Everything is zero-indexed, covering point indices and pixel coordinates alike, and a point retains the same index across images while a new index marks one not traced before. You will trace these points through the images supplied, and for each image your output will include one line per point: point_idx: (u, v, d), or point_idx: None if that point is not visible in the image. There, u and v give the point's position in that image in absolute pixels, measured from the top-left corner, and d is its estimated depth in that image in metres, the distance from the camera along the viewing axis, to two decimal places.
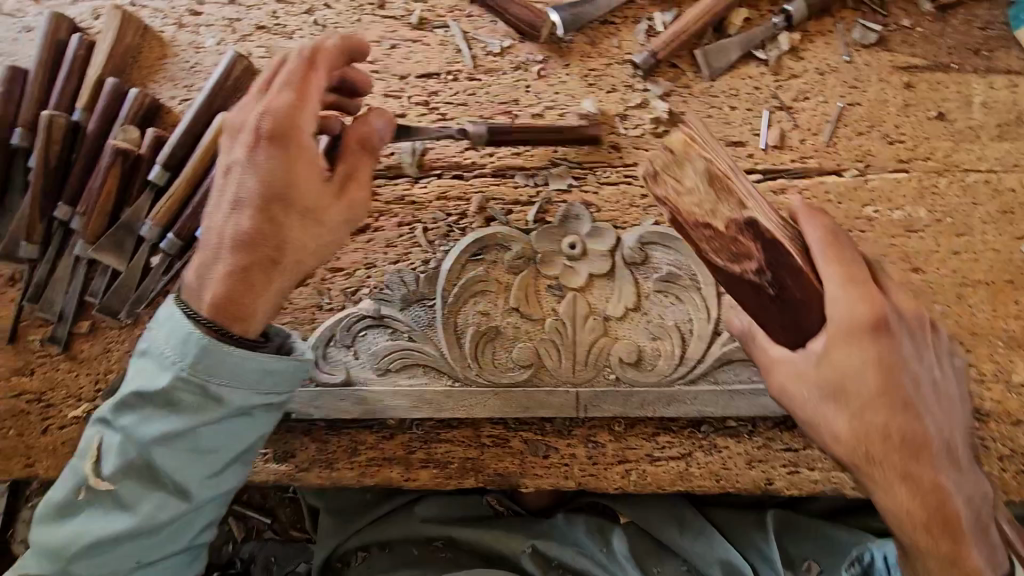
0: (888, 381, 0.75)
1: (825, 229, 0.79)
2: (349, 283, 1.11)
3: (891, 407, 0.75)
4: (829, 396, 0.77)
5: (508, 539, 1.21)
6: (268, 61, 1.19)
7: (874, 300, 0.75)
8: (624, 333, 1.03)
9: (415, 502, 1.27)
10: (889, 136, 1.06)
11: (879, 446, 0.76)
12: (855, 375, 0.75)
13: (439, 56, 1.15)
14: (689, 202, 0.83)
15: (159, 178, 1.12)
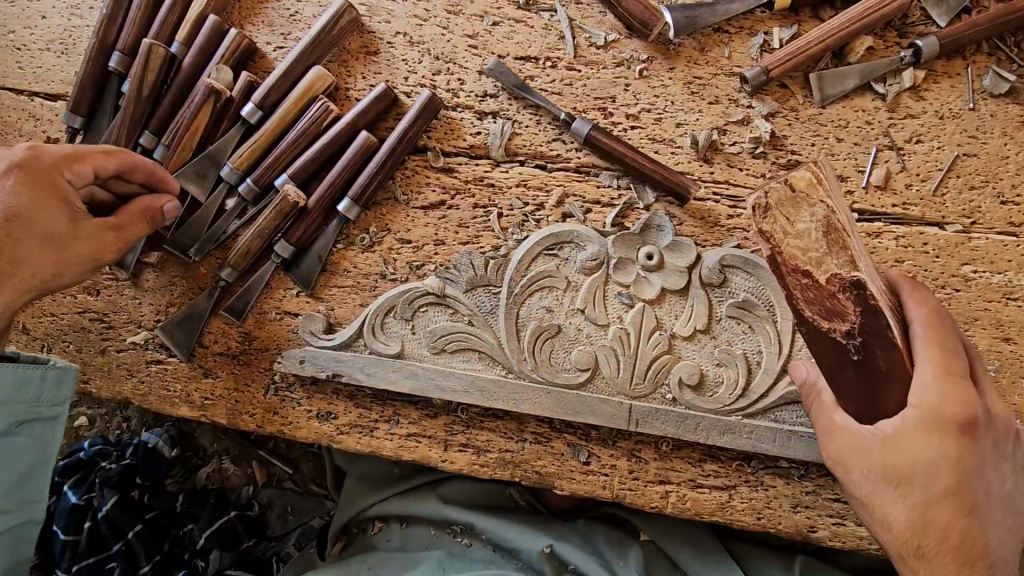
0: (961, 481, 0.75)
1: (930, 313, 0.80)
2: (417, 257, 1.11)
3: (955, 507, 0.75)
4: (895, 480, 0.77)
5: (525, 535, 1.19)
6: (368, 20, 1.17)
7: (966, 399, 0.75)
8: (688, 353, 1.00)
9: (439, 483, 1.27)
10: (1002, 196, 1.00)
11: (934, 541, 0.76)
12: (927, 467, 0.75)
13: (540, 40, 1.12)
14: (795, 246, 0.81)
15: (250, 118, 1.13)
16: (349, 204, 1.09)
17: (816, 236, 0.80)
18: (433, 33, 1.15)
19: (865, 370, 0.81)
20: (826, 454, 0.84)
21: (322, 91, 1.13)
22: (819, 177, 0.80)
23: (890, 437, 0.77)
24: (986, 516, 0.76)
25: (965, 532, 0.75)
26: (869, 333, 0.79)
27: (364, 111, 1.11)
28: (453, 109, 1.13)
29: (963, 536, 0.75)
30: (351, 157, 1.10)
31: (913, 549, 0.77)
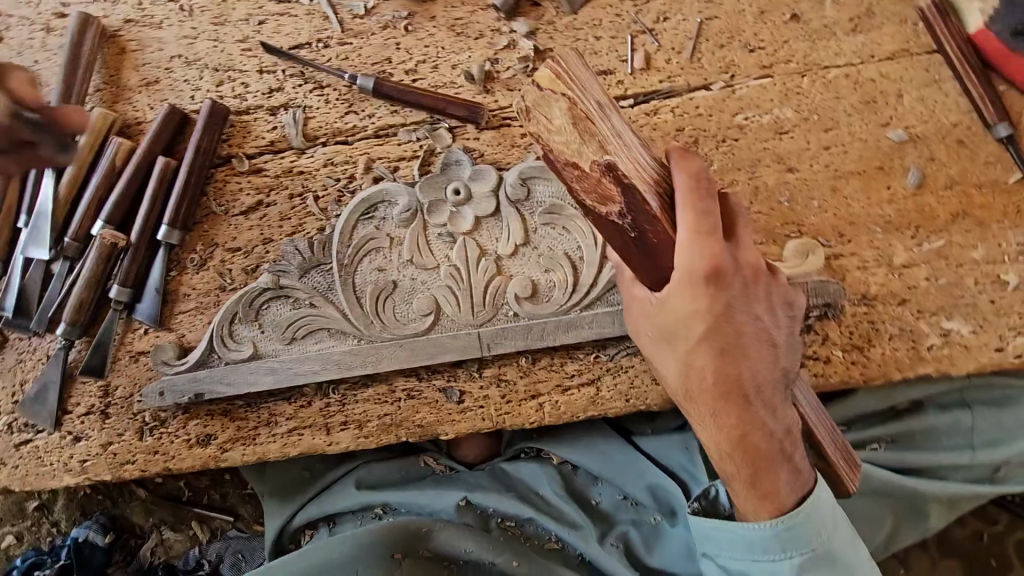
0: (711, 327, 0.85)
1: (689, 177, 0.84)
2: (249, 261, 1.12)
3: (711, 350, 0.86)
4: (665, 336, 0.88)
5: (442, 494, 1.23)
6: (141, 53, 1.19)
7: (713, 254, 0.83)
8: (516, 269, 1.05)
9: (356, 472, 1.28)
10: (749, 46, 1.08)
11: (697, 382, 0.87)
12: (682, 320, 0.85)
13: (307, 26, 1.16)
14: (557, 141, 0.80)
15: None
16: (168, 230, 1.10)
17: (569, 130, 0.80)
18: (205, 48, 1.17)
19: (643, 245, 0.85)
20: (629, 322, 0.95)
21: (110, 130, 1.15)
22: (560, 70, 0.79)
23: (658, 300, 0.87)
24: (740, 355, 0.86)
25: (726, 370, 0.86)
26: (635, 210, 0.82)
27: (156, 134, 1.12)
28: (246, 113, 1.16)
29: (720, 376, 0.86)
30: (156, 183, 1.11)
31: (685, 394, 0.89)
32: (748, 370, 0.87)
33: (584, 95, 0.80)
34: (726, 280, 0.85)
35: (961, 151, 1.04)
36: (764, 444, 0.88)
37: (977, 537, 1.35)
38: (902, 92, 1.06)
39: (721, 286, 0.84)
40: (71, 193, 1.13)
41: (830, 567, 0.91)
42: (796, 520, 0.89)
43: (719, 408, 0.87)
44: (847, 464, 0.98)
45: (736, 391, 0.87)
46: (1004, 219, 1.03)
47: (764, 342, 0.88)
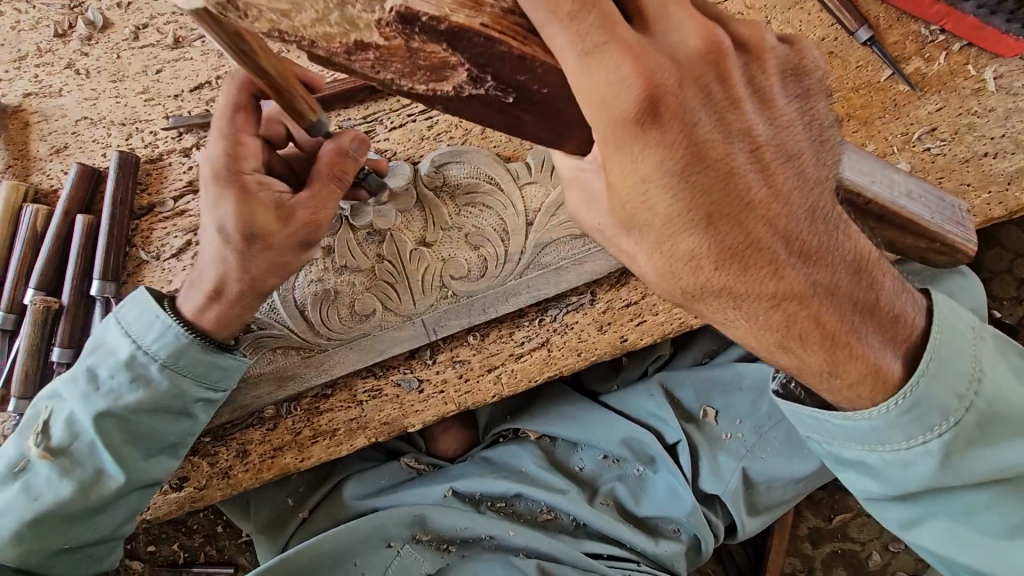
0: (684, 189, 0.62)
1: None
2: None
3: (692, 224, 0.63)
4: (636, 190, 0.62)
5: (427, 488, 1.25)
6: (46, 124, 1.20)
7: (634, 65, 0.56)
8: (448, 252, 1.08)
9: (341, 486, 1.28)
10: None
11: (686, 274, 0.66)
12: (639, 186, 0.61)
13: (205, 65, 1.19)
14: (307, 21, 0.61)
15: None
16: (100, 284, 1.11)
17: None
18: (107, 105, 1.19)
19: (529, 105, 0.64)
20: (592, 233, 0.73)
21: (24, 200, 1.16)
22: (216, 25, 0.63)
23: (609, 155, 0.61)
24: (729, 218, 0.64)
25: (708, 233, 0.64)
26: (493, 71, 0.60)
27: (72, 196, 1.14)
28: (160, 160, 1.18)
29: (715, 244, 0.64)
30: (81, 242, 1.13)
31: (673, 289, 0.69)
32: (762, 226, 0.65)
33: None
34: (670, 94, 0.58)
35: (833, 61, 1.11)
36: (840, 319, 0.70)
37: None
38: (770, 18, 1.13)
39: (665, 108, 0.58)
40: None
41: (984, 435, 0.76)
42: (919, 396, 0.73)
43: (742, 285, 0.67)
44: (915, 301, 0.76)
45: (743, 254, 0.65)
46: (885, 113, 1.10)
47: (769, 187, 0.65)
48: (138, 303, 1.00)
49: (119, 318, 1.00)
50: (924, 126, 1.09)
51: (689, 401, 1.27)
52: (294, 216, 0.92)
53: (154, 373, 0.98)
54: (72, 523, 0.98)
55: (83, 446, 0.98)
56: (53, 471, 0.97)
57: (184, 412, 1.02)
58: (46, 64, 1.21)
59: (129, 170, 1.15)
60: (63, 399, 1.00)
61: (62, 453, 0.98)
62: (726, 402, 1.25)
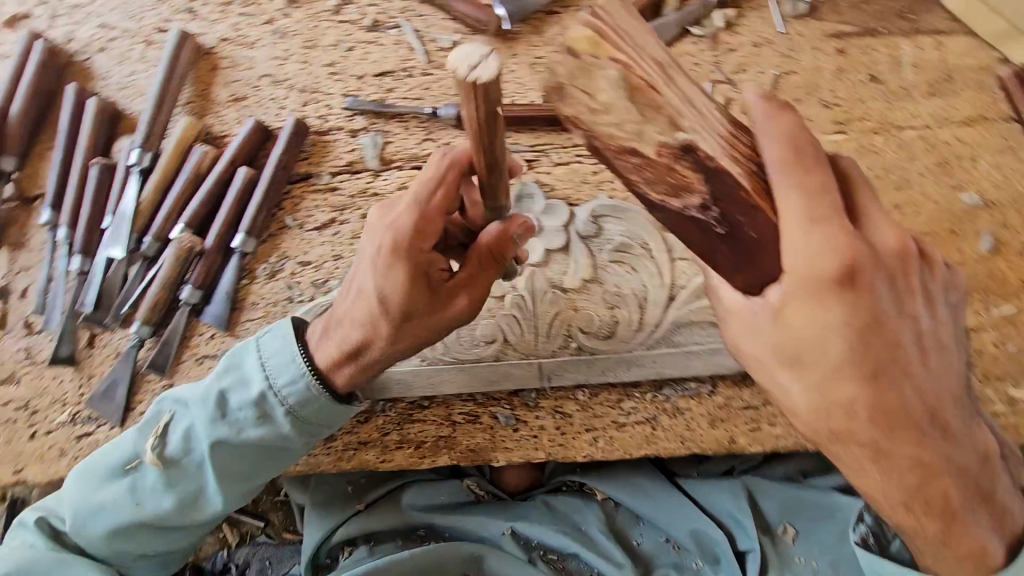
0: (860, 345, 0.69)
1: (783, 146, 0.68)
2: (319, 274, 1.16)
3: (857, 376, 0.70)
4: (812, 339, 0.69)
5: (486, 521, 1.25)
6: (232, 70, 1.24)
7: (841, 248, 0.67)
8: (581, 304, 1.07)
9: (403, 491, 1.29)
10: (826, 101, 1.11)
11: (833, 415, 0.72)
12: (817, 334, 0.68)
13: (394, 55, 1.21)
14: (607, 122, 0.67)
15: (143, 159, 1.18)
16: (244, 239, 1.15)
17: (621, 99, 0.66)
18: (293, 69, 1.23)
19: (731, 240, 0.71)
20: (740, 357, 0.78)
21: (197, 138, 1.21)
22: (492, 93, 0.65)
23: (789, 300, 0.69)
24: (892, 379, 0.71)
25: (874, 390, 0.71)
26: (723, 200, 0.69)
27: (241, 146, 1.18)
28: (327, 134, 1.20)
29: (873, 401, 0.71)
30: (237, 193, 1.16)
31: (828, 427, 0.73)
32: (913, 396, 0.73)
33: (638, 53, 0.67)
34: (867, 272, 0.68)
35: None
36: (959, 497, 0.76)
37: None
38: (977, 157, 1.07)
39: (860, 281, 0.68)
40: (152, 198, 1.18)
41: None
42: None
43: (886, 443, 0.73)
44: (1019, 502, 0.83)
45: (899, 416, 0.71)
46: None
47: (924, 365, 0.74)
48: (277, 338, 0.99)
49: (256, 348, 1.00)
50: None
51: (771, 514, 1.20)
52: (456, 297, 0.91)
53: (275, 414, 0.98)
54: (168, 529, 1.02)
55: (192, 466, 0.99)
56: (162, 484, 0.99)
57: (290, 449, 1.02)
58: (250, 16, 1.26)
59: (297, 139, 1.18)
60: (185, 411, 1.01)
61: (174, 469, 0.99)
62: (809, 527, 1.18)
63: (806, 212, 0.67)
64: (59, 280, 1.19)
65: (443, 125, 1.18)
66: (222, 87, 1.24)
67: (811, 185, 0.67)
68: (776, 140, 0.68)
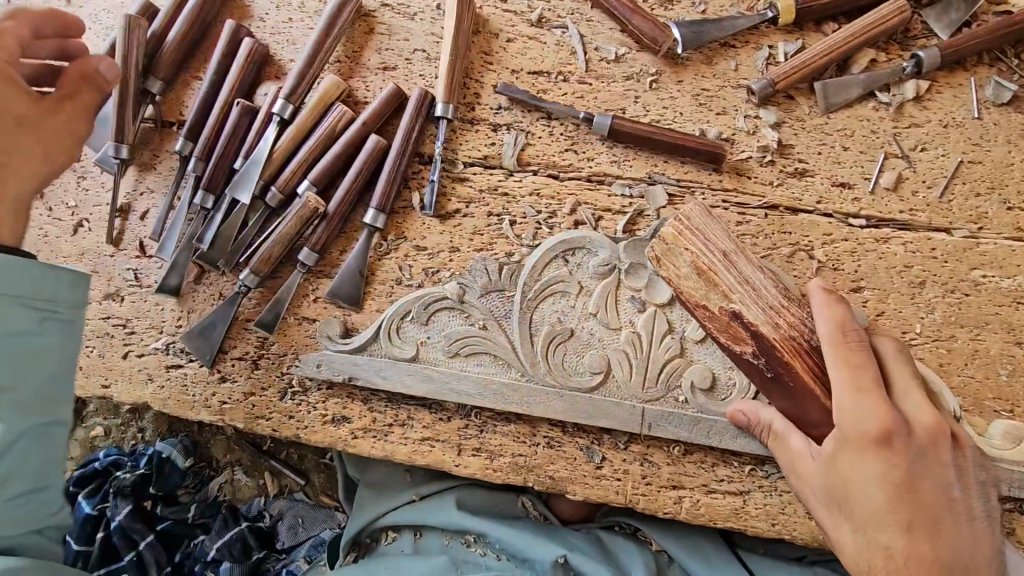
0: (899, 499, 0.71)
1: (838, 316, 0.79)
2: (432, 263, 1.14)
3: (899, 528, 0.71)
4: (850, 485, 0.74)
5: (539, 543, 1.20)
6: (386, 38, 1.22)
7: (884, 412, 0.72)
8: (698, 356, 1.02)
9: (458, 491, 1.26)
10: (1009, 203, 1.02)
11: (883, 565, 0.72)
12: (856, 481, 0.73)
13: (553, 55, 1.16)
14: (688, 286, 0.85)
15: (283, 109, 1.16)
16: (375, 214, 1.11)
17: (694, 279, 0.84)
18: (449, 49, 1.20)
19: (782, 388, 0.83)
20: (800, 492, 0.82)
21: (337, 98, 1.18)
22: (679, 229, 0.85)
23: (837, 451, 0.75)
24: (938, 537, 0.71)
25: (916, 546, 0.71)
26: (767, 353, 0.82)
27: (374, 113, 1.15)
28: (469, 124, 1.18)
29: (913, 556, 0.71)
30: (366, 161, 1.13)
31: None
32: (958, 563, 0.71)
33: (707, 246, 0.84)
34: (904, 436, 0.72)
35: None
36: None
37: None
38: None
39: (896, 443, 0.72)
40: (286, 150, 1.17)
41: None
42: None
43: None
44: None
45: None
46: None
47: (968, 533, 0.73)
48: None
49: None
50: None
51: None
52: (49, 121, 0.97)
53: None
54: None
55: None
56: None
57: None
58: None
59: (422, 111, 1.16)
60: None
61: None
62: None
63: (851, 381, 0.75)
64: (180, 214, 1.20)
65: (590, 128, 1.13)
66: (374, 53, 1.22)
67: (853, 350, 0.76)
68: (828, 321, 0.79)
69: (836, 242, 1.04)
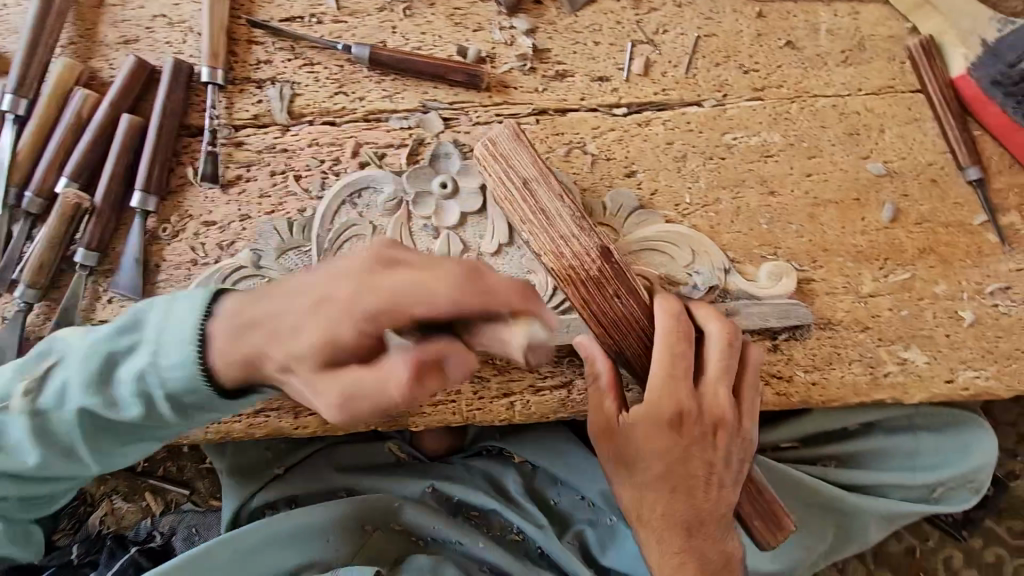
0: (673, 466, 0.93)
1: (674, 312, 0.95)
2: (225, 236, 1.09)
3: (664, 489, 0.94)
4: (633, 454, 0.94)
5: (412, 480, 1.26)
6: (120, 9, 1.13)
7: (678, 399, 0.92)
8: (499, 268, 1.05)
9: (331, 452, 1.29)
10: (744, 67, 1.10)
11: (648, 511, 0.95)
12: (647, 449, 0.93)
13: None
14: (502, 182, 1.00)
15: (16, 106, 1.07)
16: (143, 197, 1.06)
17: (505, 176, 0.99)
18: (190, 10, 1.12)
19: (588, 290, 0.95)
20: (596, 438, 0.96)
21: (76, 82, 1.09)
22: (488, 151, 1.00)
23: (642, 423, 0.92)
24: (692, 498, 0.94)
25: (675, 499, 0.94)
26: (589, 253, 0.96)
27: (121, 91, 1.08)
28: (234, 84, 1.11)
29: (669, 511, 0.95)
30: (122, 143, 1.07)
31: (635, 516, 0.97)
32: (709, 514, 0.95)
33: (510, 172, 0.99)
34: (695, 426, 0.93)
35: (933, 189, 1.08)
36: None
37: (910, 551, 1.46)
38: (885, 127, 1.09)
39: (687, 433, 0.93)
40: (32, 149, 1.08)
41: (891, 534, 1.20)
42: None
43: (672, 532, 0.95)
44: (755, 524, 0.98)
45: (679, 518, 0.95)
46: (967, 259, 1.08)
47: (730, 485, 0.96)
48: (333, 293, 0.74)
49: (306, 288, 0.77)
50: (1001, 282, 1.07)
51: None
52: None
53: (303, 390, 0.76)
54: (115, 425, 0.89)
55: (195, 394, 0.84)
56: (89, 380, 0.85)
57: None
58: None
59: (180, 82, 1.09)
60: None
61: (101, 361, 0.85)
62: None
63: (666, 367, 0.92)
64: None
65: (354, 61, 1.10)
66: (110, 28, 1.12)
67: (672, 334, 0.93)
68: (665, 312, 0.94)
69: (604, 133, 1.10)
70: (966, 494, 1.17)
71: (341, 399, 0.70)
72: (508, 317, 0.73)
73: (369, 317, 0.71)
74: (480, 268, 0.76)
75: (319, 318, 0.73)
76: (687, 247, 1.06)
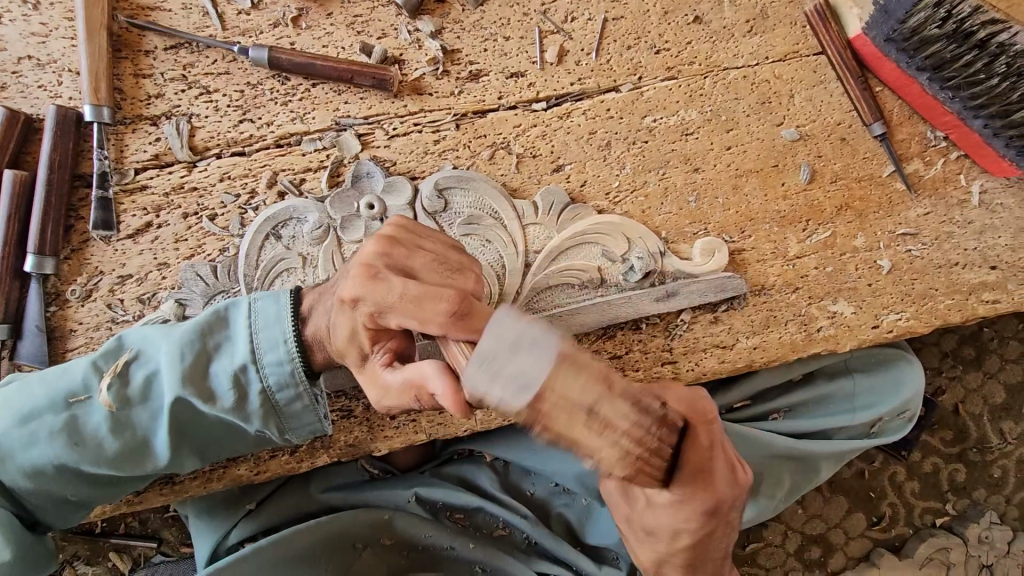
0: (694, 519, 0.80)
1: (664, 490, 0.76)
2: (144, 289, 1.03)
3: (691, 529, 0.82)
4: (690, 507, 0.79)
5: (390, 493, 1.21)
6: None
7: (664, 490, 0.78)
8: None
9: (304, 478, 1.22)
10: (655, 47, 1.10)
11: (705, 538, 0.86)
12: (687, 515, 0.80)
13: (184, 23, 1.03)
14: (418, 165, 1.06)
15: None
16: (37, 259, 0.98)
17: (421, 157, 1.06)
18: (62, 49, 1.01)
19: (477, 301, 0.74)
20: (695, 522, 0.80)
21: None
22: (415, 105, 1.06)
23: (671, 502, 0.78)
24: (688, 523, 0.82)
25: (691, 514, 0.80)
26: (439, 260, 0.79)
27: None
28: (125, 124, 1.03)
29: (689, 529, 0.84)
30: (10, 205, 0.98)
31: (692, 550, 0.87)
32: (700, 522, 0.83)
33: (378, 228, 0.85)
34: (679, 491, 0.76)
35: (844, 147, 1.13)
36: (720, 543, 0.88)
37: (860, 474, 1.58)
38: (794, 92, 1.12)
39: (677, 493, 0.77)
40: None
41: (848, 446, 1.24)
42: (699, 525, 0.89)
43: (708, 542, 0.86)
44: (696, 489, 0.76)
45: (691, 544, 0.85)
46: (880, 209, 1.14)
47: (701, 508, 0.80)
48: (273, 307, 0.91)
49: (247, 310, 0.91)
50: (911, 227, 1.14)
51: None
52: None
53: (262, 391, 0.90)
54: (56, 479, 0.89)
55: (145, 418, 0.89)
56: (22, 435, 0.87)
57: None
58: None
59: (66, 130, 1.00)
60: None
61: (33, 416, 0.86)
62: None
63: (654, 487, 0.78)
64: None
65: (256, 66, 1.03)
66: None
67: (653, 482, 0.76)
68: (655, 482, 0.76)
69: (527, 130, 1.08)
70: (900, 423, 1.26)
71: (306, 383, 0.91)
72: (441, 324, 0.70)
73: (353, 335, 0.80)
74: (385, 262, 0.78)
75: (337, 309, 0.81)
76: (620, 235, 1.08)
